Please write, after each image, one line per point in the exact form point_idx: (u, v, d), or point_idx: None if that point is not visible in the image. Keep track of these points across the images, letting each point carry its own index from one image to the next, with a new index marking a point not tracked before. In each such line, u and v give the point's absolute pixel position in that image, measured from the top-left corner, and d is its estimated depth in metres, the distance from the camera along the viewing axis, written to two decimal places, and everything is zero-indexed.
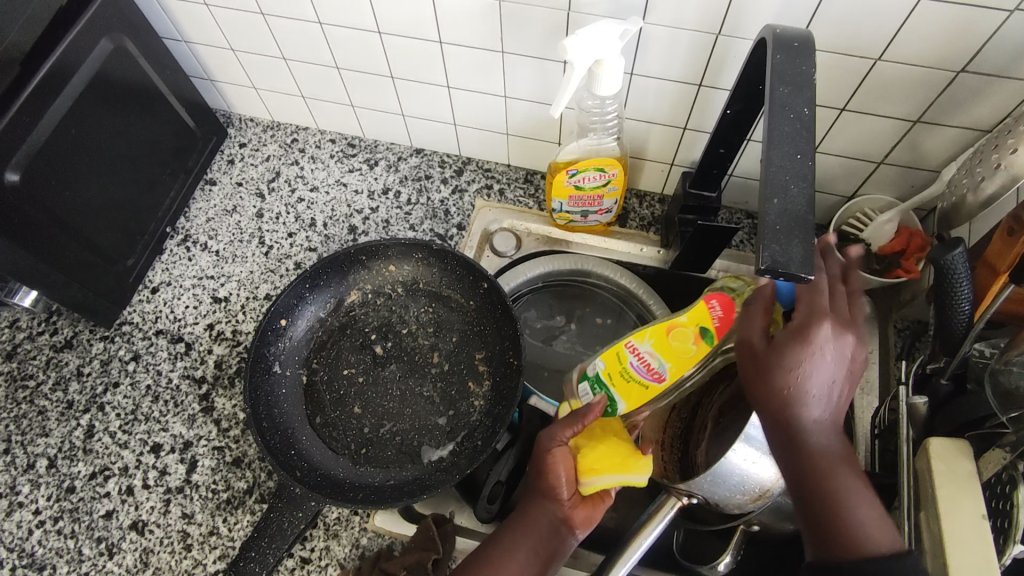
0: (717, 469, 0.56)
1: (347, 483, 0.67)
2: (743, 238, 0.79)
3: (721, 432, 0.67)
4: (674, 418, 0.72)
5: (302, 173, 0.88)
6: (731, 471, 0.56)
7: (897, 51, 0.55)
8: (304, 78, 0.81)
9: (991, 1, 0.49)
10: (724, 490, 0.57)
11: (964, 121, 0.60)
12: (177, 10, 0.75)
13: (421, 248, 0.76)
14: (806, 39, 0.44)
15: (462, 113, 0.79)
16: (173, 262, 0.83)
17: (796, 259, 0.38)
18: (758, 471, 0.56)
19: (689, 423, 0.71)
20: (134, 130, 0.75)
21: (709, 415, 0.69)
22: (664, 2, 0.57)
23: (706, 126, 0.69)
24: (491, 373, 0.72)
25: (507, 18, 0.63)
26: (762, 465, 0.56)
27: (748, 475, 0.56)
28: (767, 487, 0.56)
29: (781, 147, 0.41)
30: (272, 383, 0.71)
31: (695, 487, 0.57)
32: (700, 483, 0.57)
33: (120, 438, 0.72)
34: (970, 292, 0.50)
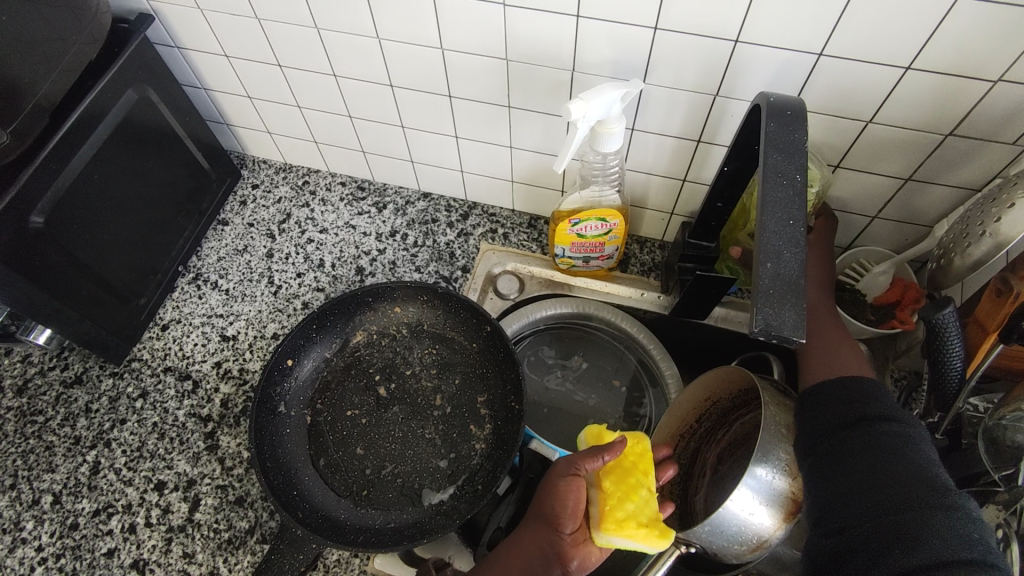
0: (716, 518, 0.57)
1: (348, 525, 0.68)
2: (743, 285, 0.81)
3: (720, 479, 0.72)
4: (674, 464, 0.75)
5: (312, 215, 0.91)
6: (730, 522, 0.57)
7: (887, 115, 0.58)
8: (317, 125, 0.85)
9: (975, 71, 0.52)
10: (723, 540, 0.58)
11: (954, 181, 0.62)
12: (198, 60, 0.79)
13: (426, 290, 0.78)
14: (798, 108, 0.47)
15: (469, 160, 0.82)
16: (184, 300, 0.85)
17: (788, 322, 0.39)
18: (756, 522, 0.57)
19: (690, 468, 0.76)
20: (151, 173, 0.77)
21: (708, 461, 0.74)
22: (664, 65, 0.59)
23: (705, 178, 0.72)
24: (492, 417, 0.73)
25: (514, 76, 0.66)
26: (759, 516, 0.57)
27: (746, 525, 0.57)
28: (766, 539, 0.57)
29: (774, 212, 0.43)
30: (277, 423, 0.72)
31: (695, 536, 0.58)
32: (699, 533, 0.58)
33: (125, 475, 0.73)
34: (962, 350, 0.51)
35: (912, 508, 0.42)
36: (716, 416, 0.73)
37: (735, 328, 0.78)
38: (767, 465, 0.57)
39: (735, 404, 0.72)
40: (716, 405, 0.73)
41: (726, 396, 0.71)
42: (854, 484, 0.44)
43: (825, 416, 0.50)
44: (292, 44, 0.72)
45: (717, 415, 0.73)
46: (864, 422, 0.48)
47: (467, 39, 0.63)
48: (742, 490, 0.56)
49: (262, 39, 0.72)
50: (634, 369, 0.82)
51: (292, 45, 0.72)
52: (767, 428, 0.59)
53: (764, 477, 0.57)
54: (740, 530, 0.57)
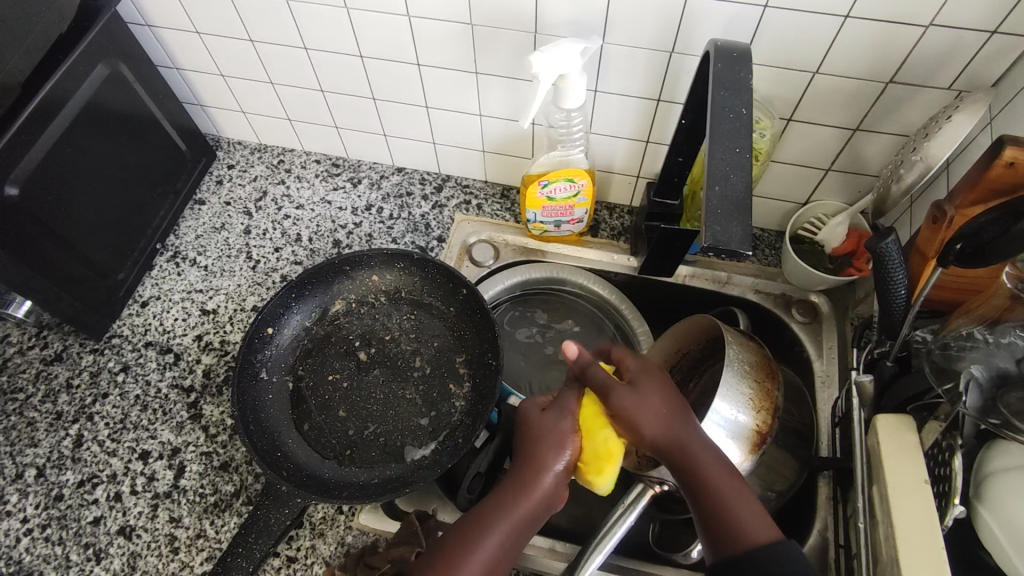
0: None
1: (332, 482, 0.69)
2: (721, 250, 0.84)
3: None
4: None
5: (288, 192, 0.92)
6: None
7: (831, 65, 0.61)
8: (290, 102, 0.86)
9: (908, 17, 0.55)
10: None
11: (897, 128, 0.65)
12: (170, 39, 0.80)
13: (402, 257, 0.79)
14: (744, 50, 0.50)
15: (440, 131, 0.84)
16: (163, 277, 0.86)
17: (735, 237, 0.42)
18: (724, 456, 0.60)
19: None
20: (127, 151, 0.78)
21: None
22: (622, 23, 0.62)
23: (666, 138, 0.75)
24: (470, 375, 0.75)
25: (479, 41, 0.68)
26: (727, 451, 0.60)
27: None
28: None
29: (723, 143, 0.46)
30: (259, 389, 0.73)
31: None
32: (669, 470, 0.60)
33: (108, 447, 0.74)
34: (904, 277, 0.55)
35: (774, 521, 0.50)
36: (687, 371, 0.76)
37: (702, 285, 0.81)
38: (732, 400, 0.61)
39: (704, 354, 0.75)
40: (687, 356, 0.76)
41: (695, 346, 0.75)
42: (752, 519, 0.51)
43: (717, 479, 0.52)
44: (263, 18, 0.73)
45: (687, 367, 0.76)
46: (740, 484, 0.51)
47: (432, 4, 0.66)
48: (709, 425, 0.60)
49: (232, 13, 0.74)
50: (610, 333, 0.84)
51: (261, 18, 0.74)
52: (732, 366, 0.62)
53: (729, 413, 0.60)
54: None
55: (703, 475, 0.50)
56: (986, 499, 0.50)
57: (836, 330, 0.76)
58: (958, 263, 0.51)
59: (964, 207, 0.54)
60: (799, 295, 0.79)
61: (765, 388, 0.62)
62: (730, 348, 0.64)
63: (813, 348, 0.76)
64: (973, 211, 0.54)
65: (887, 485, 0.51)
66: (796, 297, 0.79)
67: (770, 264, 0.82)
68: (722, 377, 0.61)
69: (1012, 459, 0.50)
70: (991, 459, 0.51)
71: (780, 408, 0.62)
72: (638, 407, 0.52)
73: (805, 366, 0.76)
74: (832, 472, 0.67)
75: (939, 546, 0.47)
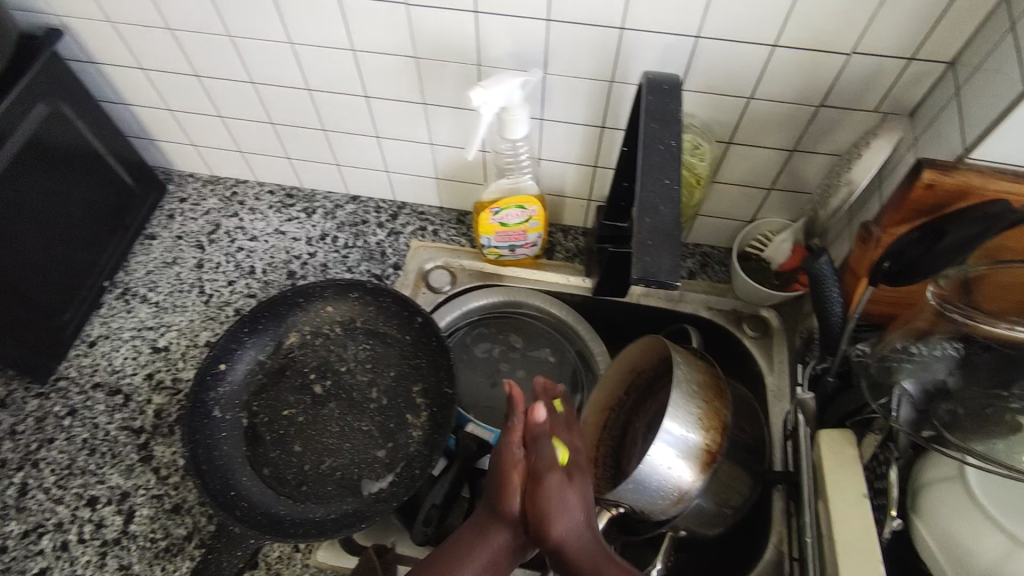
0: (638, 474, 0.61)
1: (288, 520, 0.68)
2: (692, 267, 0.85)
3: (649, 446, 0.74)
4: (606, 436, 0.77)
5: (241, 224, 0.91)
6: (652, 476, 0.61)
7: (763, 91, 0.63)
8: (241, 134, 0.86)
9: (831, 46, 0.58)
10: (648, 495, 0.62)
11: (831, 149, 0.68)
12: (115, 75, 0.79)
13: (356, 287, 0.79)
14: (675, 82, 0.51)
15: (392, 160, 0.84)
16: (112, 315, 0.84)
17: (664, 269, 0.43)
18: (677, 473, 0.61)
19: (620, 439, 0.77)
20: (72, 190, 0.77)
21: (638, 431, 0.77)
22: (561, 55, 0.64)
23: (613, 162, 0.76)
24: (428, 405, 0.75)
25: (424, 73, 0.69)
26: (679, 467, 0.61)
27: (666, 479, 0.61)
28: (686, 491, 0.61)
29: (653, 175, 0.47)
30: (211, 427, 0.72)
31: (621, 496, 0.62)
32: (624, 492, 0.61)
33: (55, 494, 0.72)
34: (839, 294, 0.56)
35: None
36: (643, 388, 0.77)
37: (656, 303, 0.82)
38: (682, 420, 0.62)
39: (657, 373, 0.76)
40: (641, 375, 0.76)
41: (648, 366, 0.75)
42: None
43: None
44: (207, 54, 0.73)
45: (642, 385, 0.77)
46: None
47: (376, 38, 0.66)
48: (659, 444, 0.60)
49: (175, 48, 0.74)
50: (570, 355, 0.85)
51: (205, 54, 0.73)
52: (680, 387, 0.63)
53: (679, 433, 0.61)
54: (662, 485, 0.61)
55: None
56: (921, 511, 0.51)
57: (786, 345, 0.78)
58: (886, 282, 0.53)
59: (890, 227, 0.57)
60: (749, 311, 0.80)
61: (714, 408, 0.63)
62: (677, 368, 0.65)
63: (764, 363, 0.77)
64: (898, 230, 0.56)
65: (829, 501, 0.53)
66: (746, 313, 0.80)
67: (720, 281, 0.84)
68: (670, 398, 0.62)
69: (942, 471, 0.52)
70: (925, 472, 0.53)
71: (729, 428, 0.63)
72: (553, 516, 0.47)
73: (758, 381, 0.78)
74: (784, 487, 0.68)
75: (876, 561, 0.49)
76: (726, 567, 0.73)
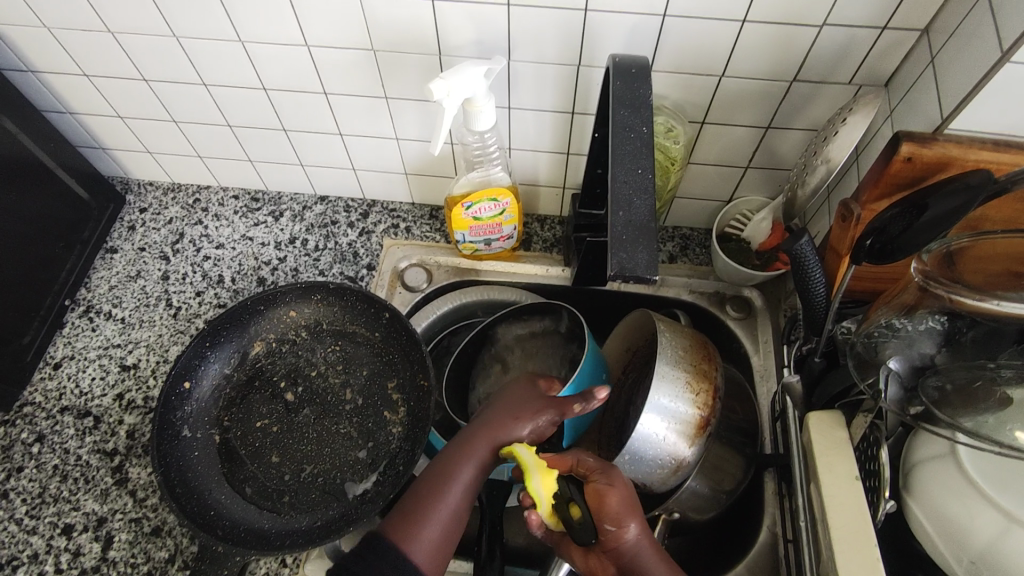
0: (632, 447, 0.60)
1: (274, 533, 0.67)
2: (673, 252, 0.83)
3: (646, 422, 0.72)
4: (608, 417, 0.77)
5: (206, 232, 0.88)
6: (645, 447, 0.60)
7: (735, 69, 0.61)
8: (198, 139, 0.82)
9: (801, 19, 0.56)
10: (646, 466, 0.61)
11: (806, 124, 0.66)
12: (57, 83, 0.75)
13: (318, 288, 0.76)
14: (643, 64, 0.49)
15: (358, 157, 0.81)
16: (76, 334, 0.81)
17: (641, 263, 0.42)
18: (669, 443, 0.60)
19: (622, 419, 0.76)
20: (23, 207, 0.73)
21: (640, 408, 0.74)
22: (525, 41, 0.61)
23: (585, 149, 0.74)
24: (404, 399, 0.74)
25: (384, 66, 0.66)
26: (671, 438, 0.60)
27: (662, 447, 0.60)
28: (682, 460, 0.61)
29: (625, 165, 0.45)
30: (182, 448, 0.70)
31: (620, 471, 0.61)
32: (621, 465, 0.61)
33: (27, 525, 0.69)
34: (822, 274, 0.55)
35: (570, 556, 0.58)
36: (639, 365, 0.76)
37: (637, 290, 0.81)
38: (674, 392, 0.61)
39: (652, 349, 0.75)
40: (637, 354, 0.76)
41: (643, 342, 0.75)
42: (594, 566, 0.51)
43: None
44: (152, 57, 0.70)
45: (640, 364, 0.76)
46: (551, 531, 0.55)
47: (331, 33, 0.63)
48: (647, 413, 0.60)
49: (120, 53, 0.70)
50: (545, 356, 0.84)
51: (152, 57, 0.70)
52: (666, 353, 0.62)
53: (669, 400, 0.60)
54: (660, 455, 0.60)
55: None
56: (915, 493, 0.51)
57: (770, 324, 0.77)
58: (869, 260, 0.52)
59: (870, 203, 0.56)
60: (732, 291, 0.79)
61: (703, 371, 0.62)
62: (662, 337, 0.64)
63: (749, 345, 0.76)
64: (879, 206, 0.55)
65: (821, 484, 0.52)
66: (729, 293, 0.79)
67: (702, 264, 0.82)
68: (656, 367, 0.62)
69: (931, 450, 0.51)
70: (913, 451, 0.53)
71: (719, 389, 0.63)
72: (619, 497, 0.49)
73: (745, 362, 0.77)
74: (776, 468, 0.67)
75: (871, 543, 0.48)
76: (722, 550, 0.71)
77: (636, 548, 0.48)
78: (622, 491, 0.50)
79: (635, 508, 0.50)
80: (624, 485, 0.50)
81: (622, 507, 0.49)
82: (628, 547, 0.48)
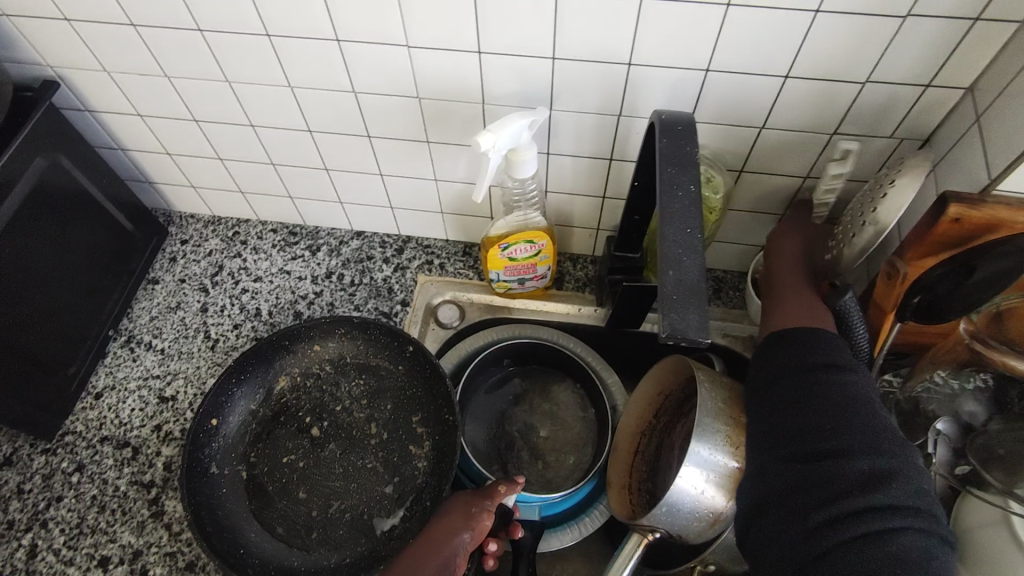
0: (671, 499, 0.59)
1: (302, 570, 0.67)
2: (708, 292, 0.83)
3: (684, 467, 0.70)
4: (639, 461, 0.74)
5: (245, 265, 0.90)
6: (683, 499, 0.59)
7: (776, 121, 0.62)
8: (241, 175, 0.84)
9: (845, 75, 0.56)
10: (683, 519, 0.60)
11: (846, 174, 0.66)
12: (112, 122, 0.78)
13: (343, 323, 0.77)
14: (689, 122, 0.50)
15: (396, 196, 0.83)
16: (117, 364, 0.83)
17: (692, 324, 0.42)
18: (708, 497, 0.60)
19: (654, 464, 0.74)
20: (73, 241, 0.76)
21: (674, 453, 0.73)
22: (568, 91, 0.62)
23: (622, 193, 0.75)
24: (429, 433, 0.74)
25: (427, 112, 0.68)
26: (710, 492, 0.60)
27: (700, 500, 0.59)
28: (720, 513, 0.60)
29: (673, 223, 0.46)
30: (211, 485, 0.70)
31: (655, 522, 0.60)
32: (658, 517, 0.60)
33: (65, 555, 0.70)
34: (864, 326, 0.57)
35: (819, 395, 0.49)
36: (675, 409, 0.74)
37: None
38: (713, 444, 0.60)
39: (686, 395, 0.74)
40: (669, 398, 0.75)
41: (677, 386, 0.74)
42: (789, 365, 0.53)
43: (792, 308, 0.59)
44: (204, 99, 0.72)
45: (672, 407, 0.75)
46: (817, 369, 0.51)
47: (379, 81, 0.65)
48: (687, 466, 0.59)
49: (172, 96, 0.72)
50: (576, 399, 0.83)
51: (204, 100, 0.72)
52: (705, 404, 0.62)
53: (709, 452, 0.60)
54: (694, 508, 0.60)
55: (800, 295, 0.61)
56: (965, 557, 0.50)
57: None
58: (914, 318, 0.52)
59: (915, 260, 0.56)
60: None
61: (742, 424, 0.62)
62: (702, 386, 0.64)
63: None
64: (924, 264, 0.56)
65: None
66: None
67: (735, 307, 0.82)
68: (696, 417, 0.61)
69: (981, 515, 0.50)
70: (964, 513, 0.52)
71: None
72: (792, 250, 0.67)
73: None
74: None
75: None
76: None
77: (809, 278, 0.63)
78: (800, 269, 0.65)
79: (814, 274, 0.63)
80: (800, 243, 0.67)
81: (803, 276, 0.63)
82: (794, 273, 0.65)
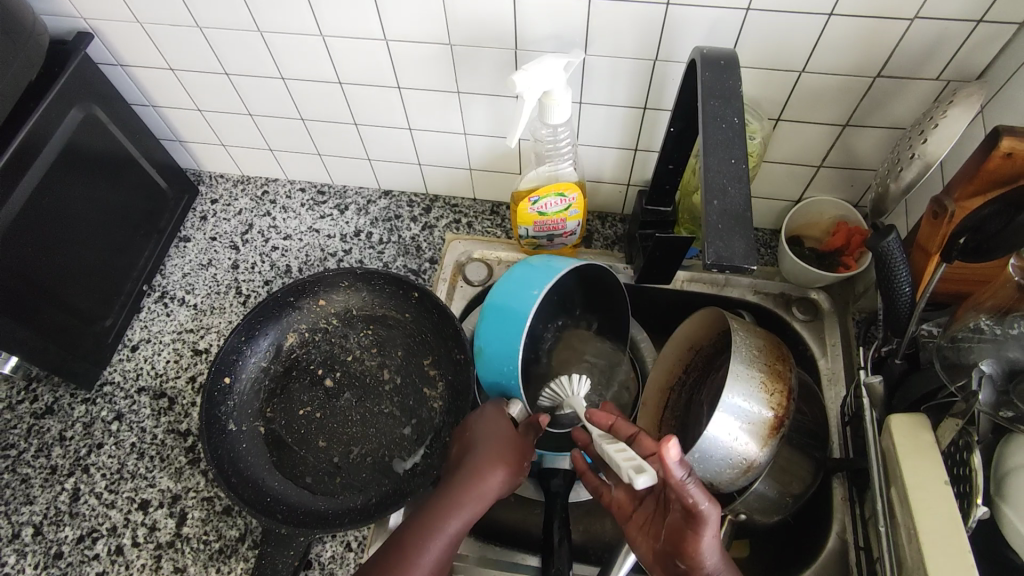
0: (701, 445, 0.59)
1: (331, 513, 0.68)
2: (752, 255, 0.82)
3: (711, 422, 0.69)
4: (668, 415, 0.74)
5: (275, 223, 0.90)
6: (715, 445, 0.59)
7: (817, 64, 0.60)
8: (270, 132, 0.85)
9: (893, 13, 0.55)
10: (714, 466, 0.60)
11: (887, 121, 0.65)
12: (144, 77, 0.79)
13: (347, 275, 0.76)
14: (731, 57, 0.49)
15: (425, 152, 0.82)
16: (151, 318, 0.84)
17: (738, 253, 0.42)
18: (740, 444, 0.59)
19: (685, 417, 0.74)
20: (107, 197, 0.76)
21: (702, 407, 0.72)
22: (603, 35, 0.61)
23: (655, 145, 0.74)
24: (442, 375, 0.75)
25: (459, 60, 0.67)
26: (743, 439, 0.59)
27: (734, 447, 0.59)
28: (753, 460, 0.59)
29: (717, 155, 0.45)
30: (231, 441, 0.71)
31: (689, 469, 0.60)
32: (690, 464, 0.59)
33: (107, 498, 0.72)
34: (908, 274, 0.54)
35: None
36: (705, 363, 0.74)
37: (701, 289, 0.79)
38: (748, 391, 0.59)
39: (716, 350, 0.73)
40: (700, 352, 0.74)
41: (708, 341, 0.73)
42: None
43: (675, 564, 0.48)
44: (237, 50, 0.72)
45: (703, 361, 0.74)
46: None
47: (412, 27, 0.65)
48: (721, 413, 0.59)
49: (205, 48, 0.73)
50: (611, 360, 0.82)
51: (235, 51, 0.72)
52: (739, 352, 0.61)
53: (742, 400, 0.59)
54: (727, 455, 0.59)
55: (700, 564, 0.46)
56: (1010, 499, 0.49)
57: (839, 327, 0.75)
58: (961, 259, 0.51)
59: (963, 200, 0.54)
60: (798, 293, 0.77)
61: (777, 370, 0.61)
62: (736, 335, 0.63)
63: (817, 348, 0.75)
64: (973, 203, 0.54)
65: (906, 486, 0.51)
66: (796, 294, 0.77)
67: (768, 264, 0.81)
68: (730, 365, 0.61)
69: None
70: (1009, 454, 0.51)
71: (794, 390, 0.62)
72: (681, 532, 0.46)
73: (811, 364, 0.76)
74: (846, 473, 0.66)
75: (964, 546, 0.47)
76: (789, 555, 0.70)
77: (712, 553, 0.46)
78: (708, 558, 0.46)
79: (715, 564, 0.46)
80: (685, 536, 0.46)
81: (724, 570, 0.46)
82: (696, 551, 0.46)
